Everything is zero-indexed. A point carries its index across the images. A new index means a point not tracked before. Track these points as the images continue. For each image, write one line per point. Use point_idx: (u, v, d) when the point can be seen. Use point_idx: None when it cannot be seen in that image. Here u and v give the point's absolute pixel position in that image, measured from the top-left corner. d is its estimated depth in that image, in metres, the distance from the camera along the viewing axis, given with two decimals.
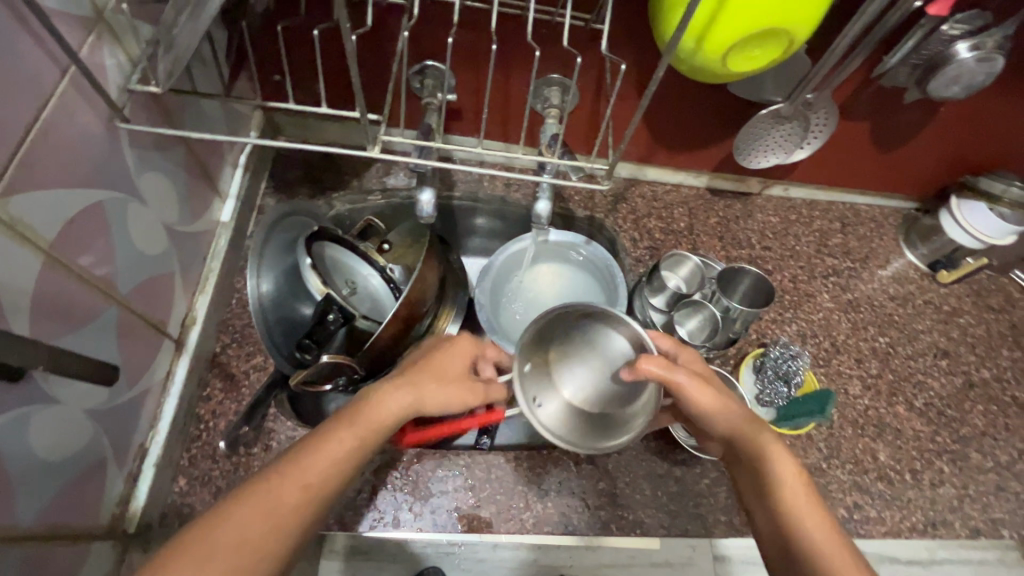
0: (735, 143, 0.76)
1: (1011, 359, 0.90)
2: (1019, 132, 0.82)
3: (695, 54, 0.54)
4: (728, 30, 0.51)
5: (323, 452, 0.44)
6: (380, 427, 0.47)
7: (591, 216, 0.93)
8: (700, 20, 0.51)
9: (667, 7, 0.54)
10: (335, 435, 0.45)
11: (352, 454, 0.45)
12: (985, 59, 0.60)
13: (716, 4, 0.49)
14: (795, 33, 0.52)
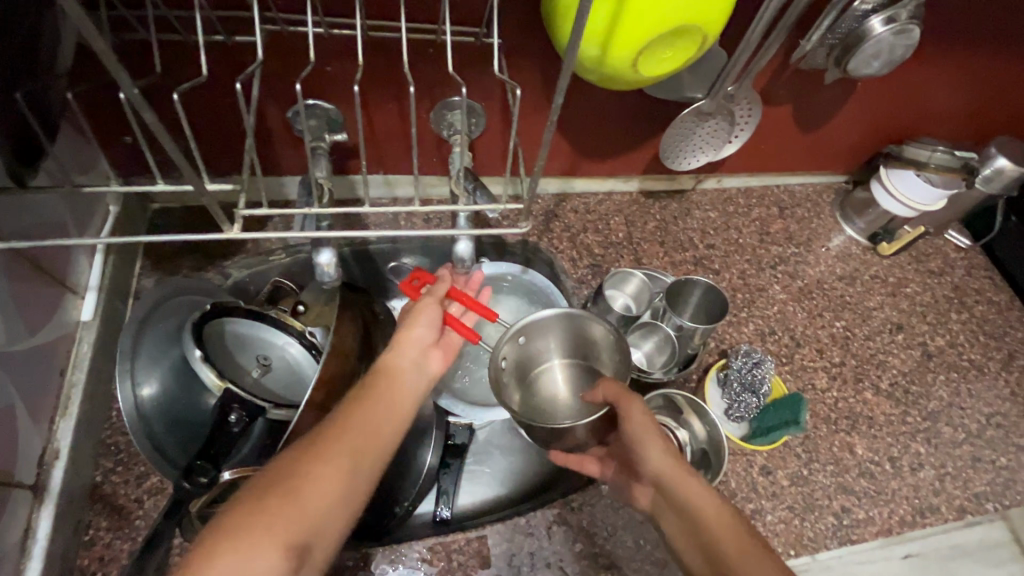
0: (660, 148, 0.70)
1: (961, 322, 0.89)
2: (932, 96, 0.82)
3: (602, 63, 0.47)
4: (636, 32, 0.44)
5: (354, 415, 0.48)
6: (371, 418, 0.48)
7: (524, 240, 0.85)
8: (602, 22, 0.44)
9: (563, 13, 0.47)
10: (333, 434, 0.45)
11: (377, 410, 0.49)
12: (901, 31, 0.56)
13: (617, 3, 0.43)
14: (707, 27, 0.46)
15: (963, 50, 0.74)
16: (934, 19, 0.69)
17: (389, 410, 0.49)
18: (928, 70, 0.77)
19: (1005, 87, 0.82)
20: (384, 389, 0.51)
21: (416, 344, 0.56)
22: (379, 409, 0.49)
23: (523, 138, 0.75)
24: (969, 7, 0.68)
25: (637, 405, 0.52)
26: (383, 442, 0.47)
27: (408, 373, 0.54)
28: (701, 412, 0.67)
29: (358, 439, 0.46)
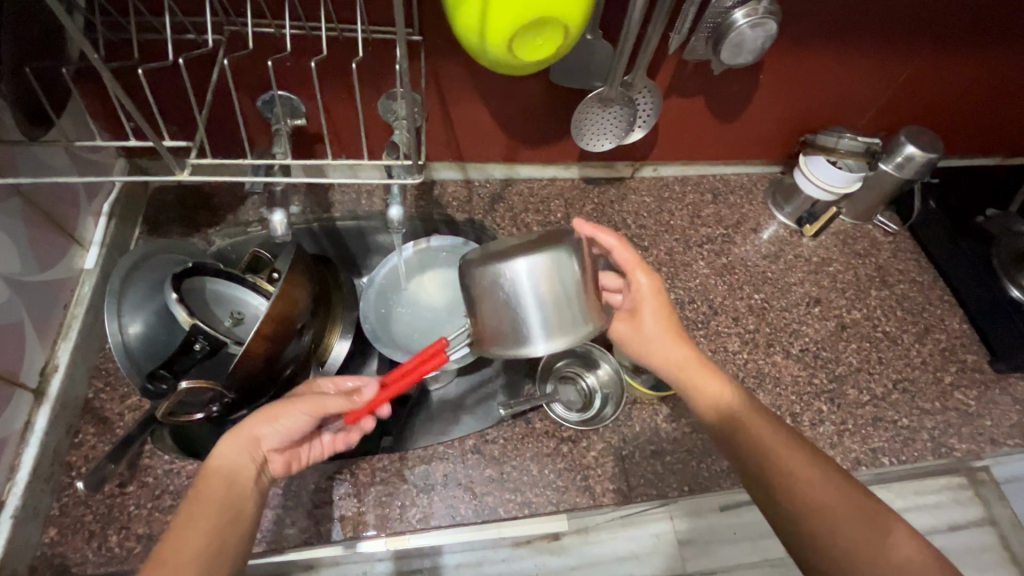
0: (573, 130, 0.81)
1: (880, 298, 0.95)
2: (840, 87, 0.89)
3: (484, 48, 0.59)
4: (503, 22, 0.55)
5: (190, 529, 0.52)
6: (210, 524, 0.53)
7: (471, 218, 0.97)
8: (476, 13, 0.56)
9: (450, 10, 0.58)
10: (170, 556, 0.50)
11: (203, 515, 0.53)
12: (758, 24, 0.66)
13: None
14: (565, 20, 0.57)
15: (857, 45, 0.82)
16: (824, 17, 0.77)
17: (217, 510, 0.54)
18: (830, 63, 0.85)
19: (907, 79, 0.90)
20: (213, 494, 0.55)
21: (253, 444, 0.59)
22: (205, 516, 0.53)
23: (462, 125, 0.87)
24: (854, 5, 0.76)
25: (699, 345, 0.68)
26: (224, 541, 0.53)
27: (240, 472, 0.57)
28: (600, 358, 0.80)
29: (189, 554, 0.50)
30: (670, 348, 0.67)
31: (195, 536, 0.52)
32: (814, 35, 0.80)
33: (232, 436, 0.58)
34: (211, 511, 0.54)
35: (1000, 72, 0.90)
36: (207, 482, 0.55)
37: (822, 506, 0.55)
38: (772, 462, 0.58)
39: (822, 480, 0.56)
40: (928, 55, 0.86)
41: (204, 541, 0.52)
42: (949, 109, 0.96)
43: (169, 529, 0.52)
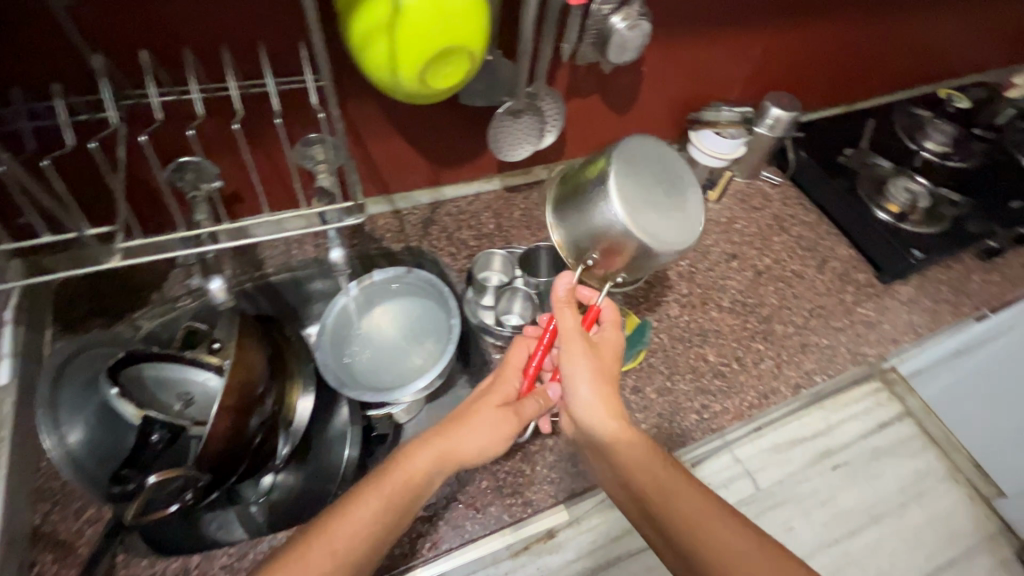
0: (490, 144, 0.85)
1: (782, 242, 1.09)
2: (710, 67, 1.01)
3: (398, 82, 0.61)
4: (413, 55, 0.58)
5: (360, 511, 0.59)
6: (391, 507, 0.60)
7: (408, 245, 0.98)
8: (385, 52, 0.58)
9: (358, 52, 0.60)
10: (347, 528, 0.58)
11: (381, 507, 0.60)
12: (634, 26, 0.74)
13: (389, 36, 0.57)
14: (470, 45, 0.61)
15: (716, 30, 0.94)
16: (686, 9, 0.87)
17: (391, 505, 0.60)
18: (697, 48, 0.96)
19: (761, 53, 1.03)
20: (400, 486, 0.61)
21: (450, 445, 0.64)
22: (376, 510, 0.59)
23: (382, 159, 0.88)
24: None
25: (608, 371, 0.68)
26: (380, 539, 0.59)
27: (431, 470, 0.63)
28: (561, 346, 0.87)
29: (356, 537, 0.58)
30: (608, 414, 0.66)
31: (362, 526, 0.58)
32: (681, 26, 0.90)
33: (432, 441, 0.64)
34: (394, 499, 0.61)
35: (830, 36, 1.07)
36: (395, 476, 0.62)
37: (730, 556, 0.57)
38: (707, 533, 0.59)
39: (716, 529, 0.59)
40: (774, 30, 1.00)
41: (364, 530, 0.58)
42: (799, 72, 1.11)
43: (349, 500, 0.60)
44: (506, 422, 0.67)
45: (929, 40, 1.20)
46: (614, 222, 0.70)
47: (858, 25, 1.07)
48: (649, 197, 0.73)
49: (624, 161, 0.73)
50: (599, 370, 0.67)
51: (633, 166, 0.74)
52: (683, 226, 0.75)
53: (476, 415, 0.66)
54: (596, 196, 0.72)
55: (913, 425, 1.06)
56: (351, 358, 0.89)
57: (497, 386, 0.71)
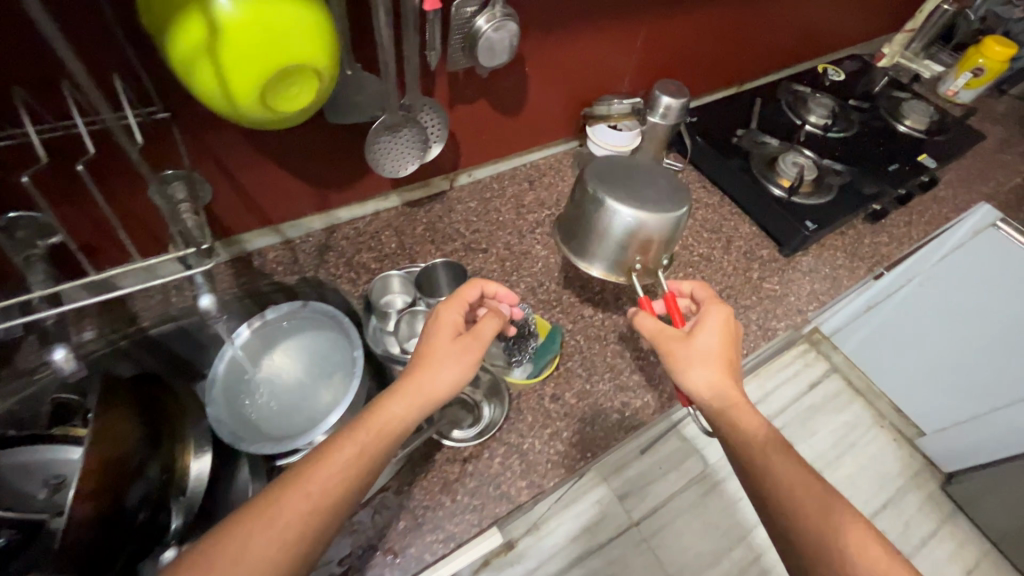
0: (370, 162, 0.79)
1: (688, 227, 1.10)
2: (597, 62, 1.01)
3: (237, 108, 0.55)
4: (246, 77, 0.52)
5: (340, 450, 0.58)
6: (375, 440, 0.60)
7: (303, 277, 0.91)
8: (212, 76, 0.52)
9: (183, 78, 0.53)
10: (326, 467, 0.57)
11: (358, 454, 0.59)
12: (500, 26, 0.71)
13: (213, 58, 0.51)
14: (314, 61, 0.55)
15: (594, 25, 0.94)
16: (557, 6, 0.86)
17: (368, 452, 0.59)
18: (578, 45, 0.95)
19: (643, 44, 1.04)
20: (379, 426, 0.61)
21: (418, 387, 0.65)
22: (353, 457, 0.58)
23: (256, 188, 0.81)
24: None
25: (715, 346, 0.67)
26: (361, 478, 0.58)
27: (409, 410, 0.63)
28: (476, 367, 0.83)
29: (330, 486, 0.56)
30: (717, 371, 0.66)
31: (341, 470, 0.57)
32: (556, 22, 0.88)
33: (404, 386, 0.64)
34: (378, 431, 0.61)
35: (708, 22, 1.09)
36: (372, 425, 0.61)
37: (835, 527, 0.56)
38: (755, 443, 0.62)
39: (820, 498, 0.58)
40: (651, 20, 1.01)
41: (342, 476, 0.57)
42: (683, 59, 1.13)
43: (327, 446, 0.59)
44: (467, 350, 0.69)
45: (800, 19, 1.25)
46: (636, 221, 0.78)
47: (732, 9, 1.10)
48: (643, 187, 0.83)
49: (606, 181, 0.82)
50: (702, 349, 0.67)
51: (615, 177, 0.83)
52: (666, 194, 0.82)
53: (438, 355, 0.68)
54: (608, 221, 0.81)
55: (842, 379, 1.63)
56: (246, 409, 0.81)
57: (447, 320, 0.72)
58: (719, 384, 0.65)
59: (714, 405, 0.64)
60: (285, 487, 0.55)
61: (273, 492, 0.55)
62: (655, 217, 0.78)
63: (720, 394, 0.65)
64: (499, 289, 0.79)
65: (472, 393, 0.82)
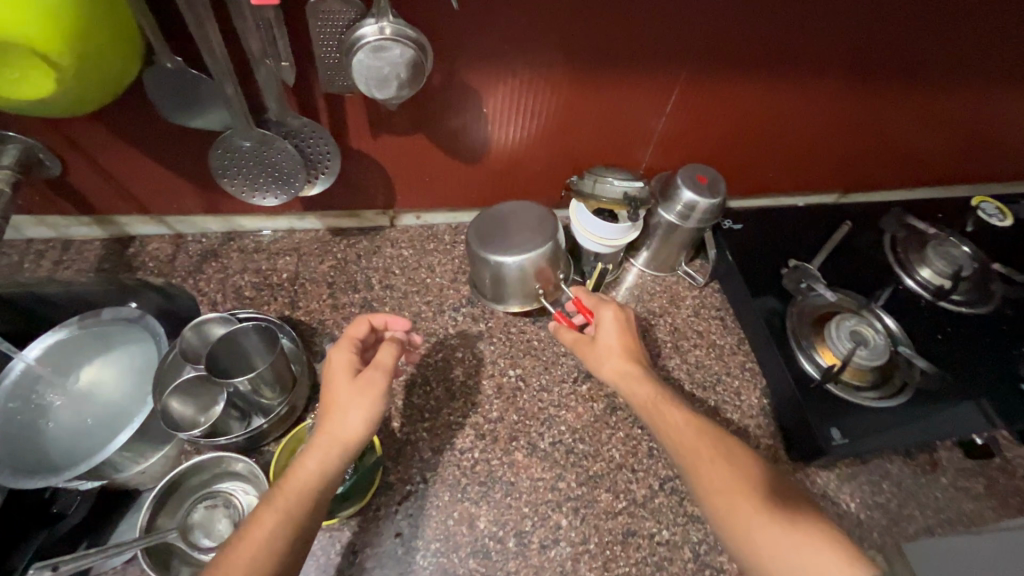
0: (220, 175, 0.62)
1: (667, 368, 0.80)
2: (606, 125, 0.76)
3: None
4: None
5: (263, 522, 0.48)
6: (297, 500, 0.50)
7: (169, 281, 0.78)
8: None
9: None
10: (245, 543, 0.47)
11: (280, 521, 0.48)
12: (380, 48, 0.50)
13: None
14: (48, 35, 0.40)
15: (600, 81, 0.69)
16: (533, 33, 0.61)
17: (292, 513, 0.49)
18: (573, 99, 0.71)
19: (679, 106, 0.75)
20: (289, 491, 0.50)
21: (327, 438, 0.53)
22: (276, 525, 0.48)
23: (120, 173, 0.69)
24: (567, 19, 0.60)
25: (616, 333, 0.66)
26: (288, 550, 0.47)
27: (329, 465, 0.52)
28: (256, 479, 0.61)
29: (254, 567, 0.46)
30: (628, 370, 0.63)
31: (259, 545, 0.47)
32: (533, 55, 0.64)
33: (314, 441, 0.53)
34: (302, 486, 0.50)
35: (796, 101, 0.76)
36: (284, 490, 0.50)
37: None
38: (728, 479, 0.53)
39: None
40: (695, 79, 0.71)
41: (265, 550, 0.47)
42: (743, 146, 0.83)
43: (245, 523, 0.49)
44: (371, 386, 0.56)
45: (969, 123, 0.84)
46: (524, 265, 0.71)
47: (842, 91, 0.75)
48: (514, 221, 0.75)
49: (478, 234, 0.73)
50: (610, 349, 0.65)
51: (487, 225, 0.74)
52: (539, 219, 0.75)
53: (340, 395, 0.55)
54: (497, 273, 0.73)
55: None
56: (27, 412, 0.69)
57: (337, 362, 0.58)
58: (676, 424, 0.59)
59: (706, 496, 0.53)
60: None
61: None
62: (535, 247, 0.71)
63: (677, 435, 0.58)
64: (389, 317, 0.66)
65: (249, 504, 0.61)
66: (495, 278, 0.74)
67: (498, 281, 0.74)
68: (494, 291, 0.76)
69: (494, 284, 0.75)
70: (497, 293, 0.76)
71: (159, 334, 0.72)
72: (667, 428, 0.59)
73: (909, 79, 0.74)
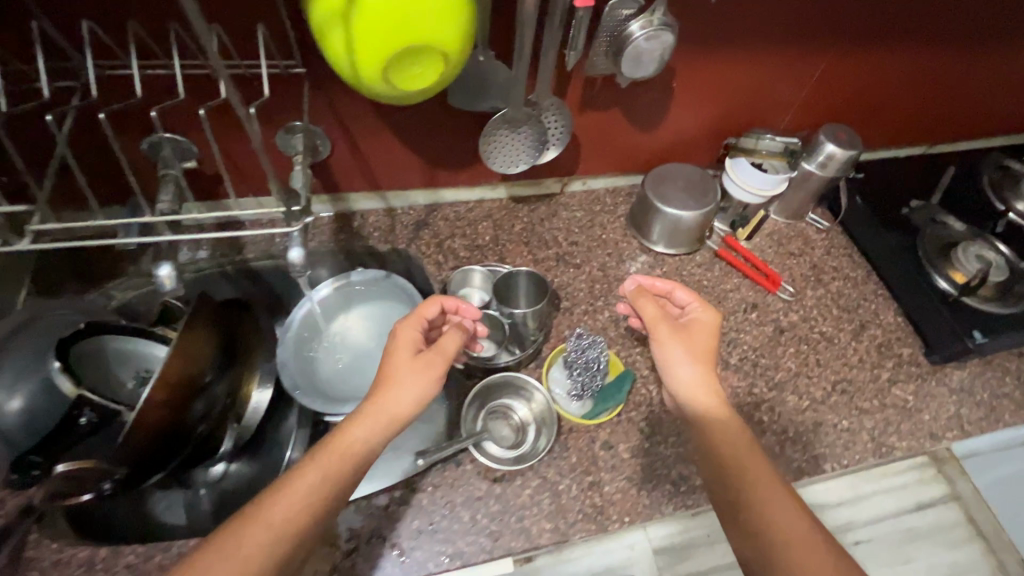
0: (481, 151, 0.77)
1: (816, 297, 0.94)
2: (759, 92, 0.89)
3: (393, 87, 0.56)
4: (411, 55, 0.53)
5: (309, 473, 0.55)
6: (347, 457, 0.56)
7: (395, 248, 0.92)
8: (385, 58, 0.52)
9: (357, 66, 0.53)
10: (292, 486, 0.54)
11: (322, 480, 0.55)
12: (654, 36, 0.64)
13: (392, 41, 0.51)
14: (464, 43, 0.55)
15: (761, 53, 0.82)
16: (725, 20, 0.75)
17: (337, 474, 0.55)
18: (739, 70, 0.84)
19: (823, 73, 0.88)
20: (340, 453, 0.56)
21: (382, 408, 0.60)
22: (316, 484, 0.54)
23: (372, 155, 0.83)
24: (756, 4, 0.73)
25: (707, 320, 0.68)
26: (326, 504, 0.54)
27: (373, 436, 0.58)
28: (529, 388, 0.78)
29: (293, 514, 0.52)
30: (709, 392, 0.63)
31: (302, 498, 0.53)
32: (718, 38, 0.77)
33: (367, 409, 0.59)
34: (356, 443, 0.57)
35: (906, 63, 0.89)
36: (332, 451, 0.56)
37: None
38: (778, 526, 0.52)
39: None
40: (841, 48, 0.84)
41: (307, 500, 0.53)
42: (862, 105, 0.96)
43: (285, 477, 0.55)
44: (429, 366, 0.63)
45: None
46: (685, 216, 0.89)
47: (946, 54, 0.89)
48: (682, 179, 0.92)
49: (653, 185, 0.91)
50: (700, 360, 0.65)
51: (658, 181, 0.91)
52: (703, 181, 0.91)
53: (398, 370, 0.62)
54: (664, 220, 0.91)
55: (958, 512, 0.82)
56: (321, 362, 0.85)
57: (403, 336, 0.66)
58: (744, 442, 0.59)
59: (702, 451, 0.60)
60: (240, 524, 0.51)
61: (229, 527, 0.52)
62: (693, 206, 0.89)
63: (743, 449, 0.59)
64: (459, 302, 0.73)
65: (523, 417, 0.78)
66: (658, 225, 0.93)
67: (660, 228, 0.93)
68: (651, 235, 0.95)
69: (654, 230, 0.94)
70: (656, 238, 0.95)
71: (407, 289, 0.86)
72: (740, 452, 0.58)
73: (996, 44, 0.89)
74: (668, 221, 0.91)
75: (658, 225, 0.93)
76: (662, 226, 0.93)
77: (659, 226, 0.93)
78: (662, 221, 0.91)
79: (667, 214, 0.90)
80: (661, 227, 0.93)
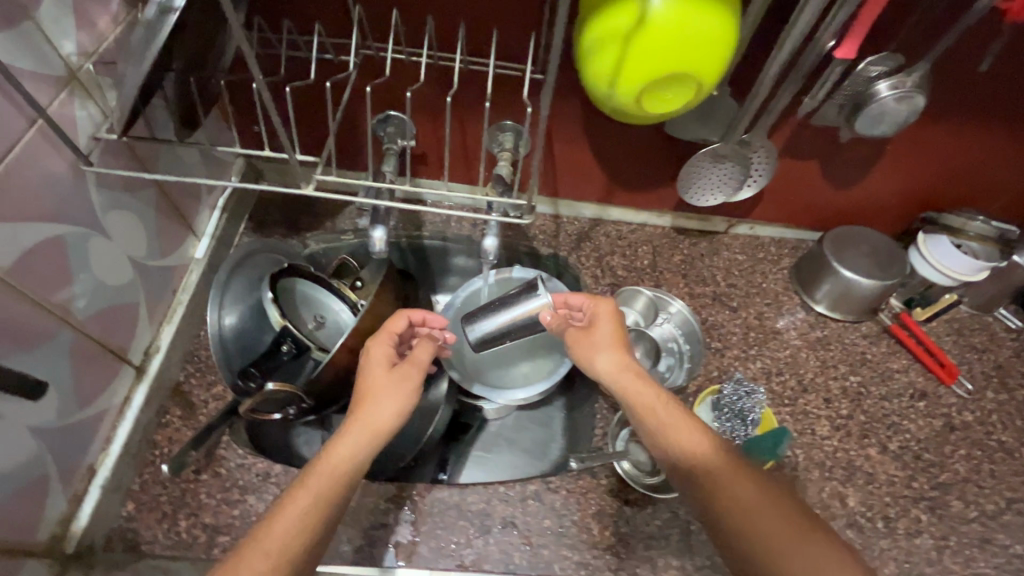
0: (680, 180, 0.78)
1: (997, 401, 0.85)
2: (980, 171, 0.83)
3: (636, 107, 0.58)
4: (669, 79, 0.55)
5: (298, 498, 0.50)
6: (340, 475, 0.52)
7: (556, 253, 0.95)
8: (647, 77, 0.55)
9: (615, 79, 0.56)
10: (279, 513, 0.48)
11: (314, 502, 0.49)
12: (905, 97, 0.62)
13: (662, 61, 0.53)
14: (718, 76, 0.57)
15: (995, 132, 0.77)
16: (970, 92, 0.71)
17: (331, 493, 0.51)
18: (966, 144, 0.79)
19: None
20: (332, 472, 0.52)
21: (362, 424, 0.57)
22: (307, 507, 0.49)
23: (562, 162, 0.87)
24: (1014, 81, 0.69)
25: (604, 302, 0.69)
26: (319, 523, 0.49)
27: (364, 453, 0.55)
28: None
29: (290, 538, 0.47)
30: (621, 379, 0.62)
31: (296, 522, 0.48)
32: (957, 107, 0.73)
33: (351, 428, 0.56)
34: (348, 459, 0.54)
35: None
36: (320, 472, 0.52)
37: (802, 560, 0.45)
38: (776, 544, 0.47)
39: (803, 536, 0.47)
40: None
41: (301, 524, 0.48)
42: None
43: (274, 509, 0.49)
44: (405, 377, 0.62)
45: None
46: (865, 282, 0.84)
47: None
48: (867, 246, 0.87)
49: (833, 243, 0.87)
50: (610, 369, 0.64)
51: (840, 243, 0.87)
52: (892, 254, 0.86)
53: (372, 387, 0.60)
54: (837, 281, 0.87)
55: None
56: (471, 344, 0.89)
57: (375, 355, 0.64)
58: (766, 512, 0.49)
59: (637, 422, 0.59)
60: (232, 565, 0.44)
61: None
62: (875, 274, 0.84)
63: (769, 524, 0.48)
64: (426, 313, 0.71)
65: None
66: (827, 284, 0.88)
67: (827, 287, 0.88)
68: (813, 292, 0.91)
69: (820, 288, 0.89)
70: (818, 296, 0.91)
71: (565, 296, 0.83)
72: (740, 501, 0.50)
73: None
74: (841, 283, 0.86)
75: (826, 284, 0.88)
76: (830, 287, 0.88)
77: (828, 285, 0.88)
78: (834, 282, 0.87)
79: (844, 276, 0.85)
80: (829, 288, 0.88)
